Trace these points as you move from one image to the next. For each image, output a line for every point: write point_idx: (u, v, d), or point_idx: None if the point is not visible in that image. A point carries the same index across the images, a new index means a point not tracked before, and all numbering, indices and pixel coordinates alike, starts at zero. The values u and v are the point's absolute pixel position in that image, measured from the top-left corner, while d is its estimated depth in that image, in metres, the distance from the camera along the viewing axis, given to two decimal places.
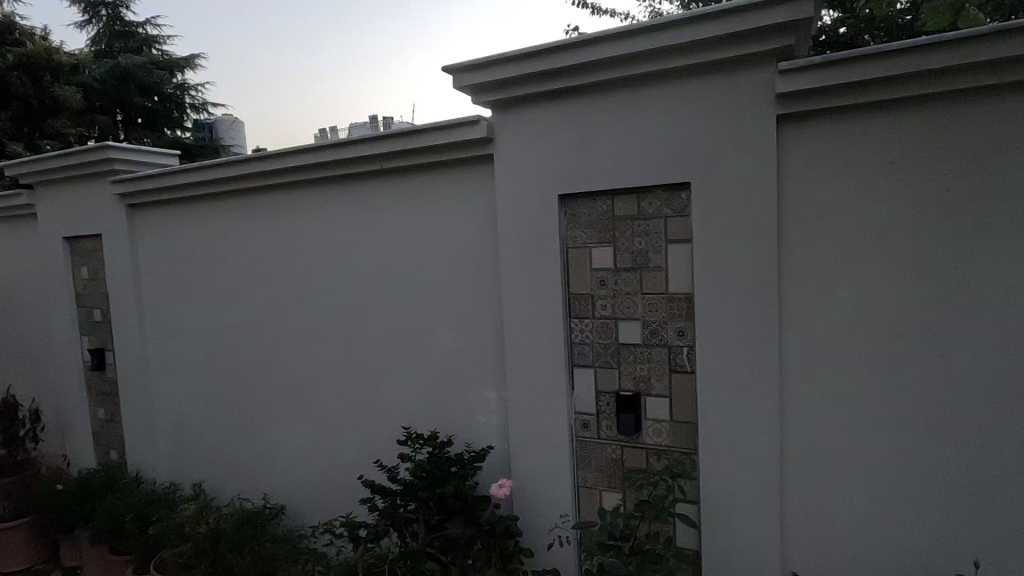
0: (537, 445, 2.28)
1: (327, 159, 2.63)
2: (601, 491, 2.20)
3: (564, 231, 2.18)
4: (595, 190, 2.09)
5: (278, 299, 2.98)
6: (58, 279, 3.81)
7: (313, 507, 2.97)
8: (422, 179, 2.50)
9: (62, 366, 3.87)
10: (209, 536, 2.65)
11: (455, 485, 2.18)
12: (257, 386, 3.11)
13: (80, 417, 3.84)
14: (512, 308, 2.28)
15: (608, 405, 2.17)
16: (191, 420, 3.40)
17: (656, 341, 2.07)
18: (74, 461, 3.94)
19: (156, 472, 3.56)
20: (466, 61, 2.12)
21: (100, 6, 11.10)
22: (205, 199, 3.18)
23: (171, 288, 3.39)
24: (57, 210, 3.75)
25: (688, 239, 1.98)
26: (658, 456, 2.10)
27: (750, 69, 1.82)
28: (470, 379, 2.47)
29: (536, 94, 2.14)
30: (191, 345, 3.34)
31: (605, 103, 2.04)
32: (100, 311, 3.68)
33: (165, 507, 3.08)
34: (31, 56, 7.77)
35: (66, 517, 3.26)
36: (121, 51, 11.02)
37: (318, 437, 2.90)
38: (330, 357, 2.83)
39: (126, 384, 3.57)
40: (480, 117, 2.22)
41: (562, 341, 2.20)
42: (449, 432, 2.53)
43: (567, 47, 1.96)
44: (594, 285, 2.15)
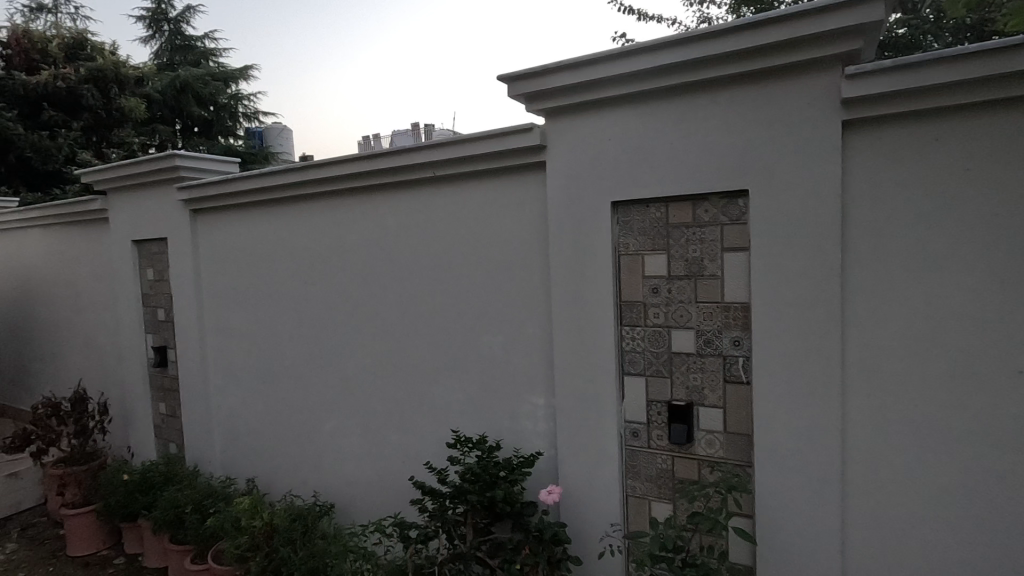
0: (586, 453, 2.27)
1: (381, 166, 2.70)
2: (650, 501, 2.17)
3: (617, 238, 2.18)
4: (649, 197, 2.08)
5: (331, 301, 3.07)
6: (126, 280, 4.03)
7: (361, 506, 3.04)
8: (474, 186, 2.54)
9: (128, 363, 4.09)
10: (264, 530, 2.75)
11: (504, 490, 2.19)
12: (308, 386, 3.21)
13: (142, 411, 4.04)
14: (563, 314, 2.28)
15: (658, 414, 2.14)
16: (245, 417, 3.53)
17: (710, 351, 2.03)
18: (136, 453, 4.15)
19: (211, 465, 3.71)
20: (521, 70, 2.15)
21: (163, 21, 11.75)
22: (263, 205, 3.31)
23: (229, 290, 3.53)
24: (126, 214, 3.97)
25: (745, 247, 1.95)
26: (711, 468, 2.05)
27: (815, 75, 1.78)
28: (518, 384, 2.48)
29: (590, 102, 2.15)
30: (246, 345, 3.48)
31: (662, 109, 2.03)
32: (163, 311, 3.87)
33: (221, 501, 3.21)
34: (100, 70, 8.30)
35: (129, 506, 3.43)
36: (181, 63, 11.62)
37: (367, 437, 2.97)
38: (380, 359, 2.90)
39: (186, 381, 3.74)
40: (533, 125, 2.26)
41: (613, 349, 2.19)
42: (497, 436, 2.55)
43: (623, 55, 1.96)
44: (647, 293, 2.14)
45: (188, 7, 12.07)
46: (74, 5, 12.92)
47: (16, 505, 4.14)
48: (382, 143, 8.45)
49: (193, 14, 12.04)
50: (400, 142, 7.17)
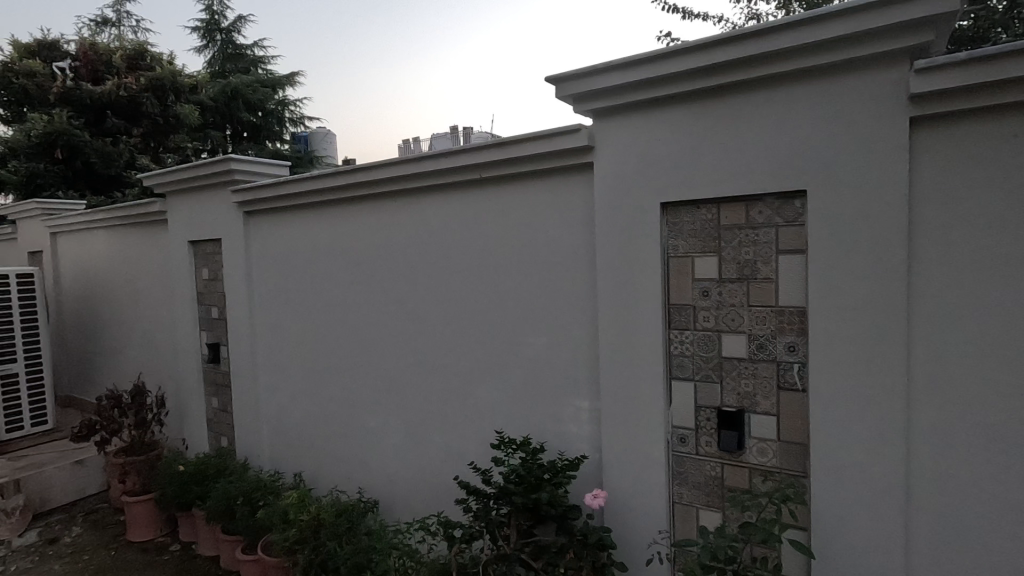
0: (632, 458, 2.24)
1: (427, 169, 2.74)
2: (698, 509, 2.12)
3: (666, 239, 2.14)
4: (700, 198, 2.03)
5: (377, 300, 3.13)
6: (183, 278, 4.21)
7: (404, 504, 3.08)
8: (519, 188, 2.55)
9: (184, 358, 4.27)
10: (311, 523, 2.81)
11: (550, 493, 2.18)
12: (353, 385, 3.28)
13: (196, 405, 4.21)
14: (609, 316, 2.26)
15: (707, 420, 2.09)
16: (293, 413, 3.63)
17: (763, 356, 1.97)
18: (191, 445, 4.33)
19: (260, 459, 3.82)
20: (570, 70, 2.15)
21: (215, 31, 12.25)
22: (313, 208, 3.41)
23: (279, 289, 3.64)
24: (184, 216, 4.15)
25: (802, 249, 1.88)
26: (763, 477, 1.99)
27: (880, 69, 1.71)
28: (562, 386, 2.47)
29: (639, 102, 2.12)
30: (294, 344, 3.58)
31: (714, 108, 1.98)
32: (217, 309, 4.03)
33: (270, 493, 3.31)
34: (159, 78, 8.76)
35: (185, 495, 3.57)
36: (232, 71, 12.08)
37: (411, 435, 3.02)
38: (424, 358, 2.94)
39: (237, 377, 3.88)
40: (581, 126, 2.25)
41: (660, 353, 2.15)
42: (541, 439, 2.54)
43: (675, 53, 1.93)
44: (696, 296, 2.09)
45: (239, 17, 12.57)
46: (135, 18, 13.65)
47: (81, 490, 4.38)
48: (422, 146, 8.56)
49: (244, 24, 12.53)
50: (439, 145, 7.25)
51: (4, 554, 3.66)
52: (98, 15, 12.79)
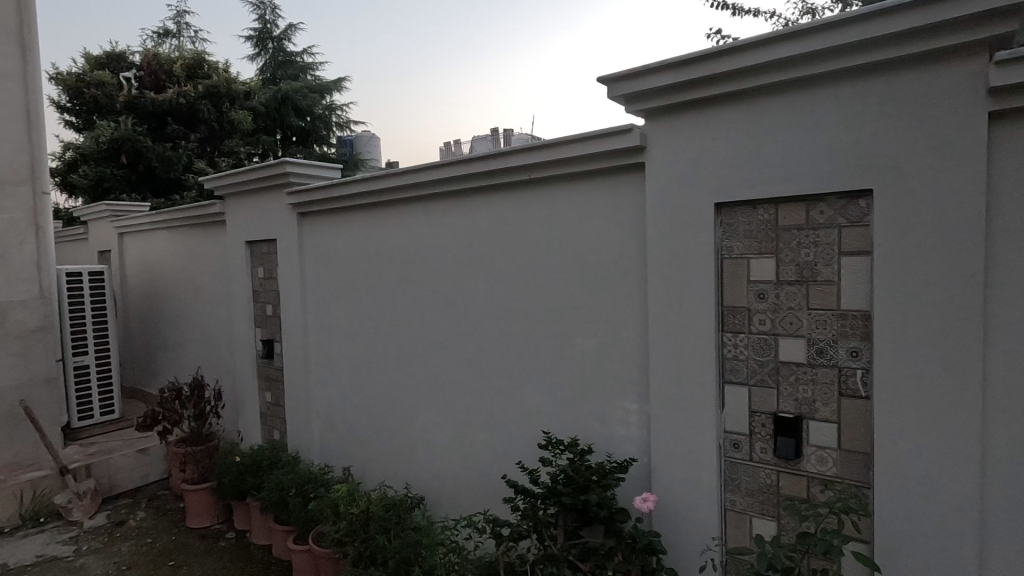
0: (683, 463, 2.20)
1: (477, 170, 2.78)
2: (751, 517, 2.07)
3: (720, 241, 2.10)
4: (757, 198, 1.99)
5: (425, 299, 3.19)
6: (240, 277, 4.39)
7: (450, 501, 3.12)
8: (568, 188, 2.55)
9: (240, 353, 4.45)
10: (361, 516, 2.87)
11: (599, 494, 2.16)
12: (402, 382, 3.35)
13: (251, 398, 4.39)
14: (659, 317, 2.23)
15: (762, 426, 2.04)
16: (342, 408, 3.74)
17: (823, 362, 1.91)
18: (245, 437, 4.50)
19: (311, 453, 3.94)
20: (622, 70, 2.14)
21: (267, 40, 12.73)
22: (364, 209, 3.50)
23: (331, 287, 3.75)
24: (241, 217, 4.32)
25: (866, 251, 1.82)
26: (822, 486, 1.93)
27: (953, 63, 1.63)
28: (611, 388, 2.46)
29: (694, 101, 2.09)
30: (344, 342, 3.69)
31: (772, 106, 1.94)
32: (271, 306, 4.18)
33: (321, 486, 3.41)
34: (215, 86, 9.30)
35: (240, 485, 3.72)
36: (282, 77, 12.53)
37: (458, 433, 3.05)
38: (472, 356, 2.97)
39: (289, 372, 4.01)
40: (632, 126, 2.23)
41: (713, 357, 2.10)
42: (589, 441, 2.53)
43: (733, 50, 1.90)
44: (752, 299, 2.04)
45: (290, 25, 13.03)
46: (193, 29, 14.36)
47: (144, 477, 4.62)
48: (464, 148, 8.67)
49: (294, 32, 12.99)
50: (481, 147, 7.32)
51: (76, 534, 3.90)
52: (160, 27, 13.50)
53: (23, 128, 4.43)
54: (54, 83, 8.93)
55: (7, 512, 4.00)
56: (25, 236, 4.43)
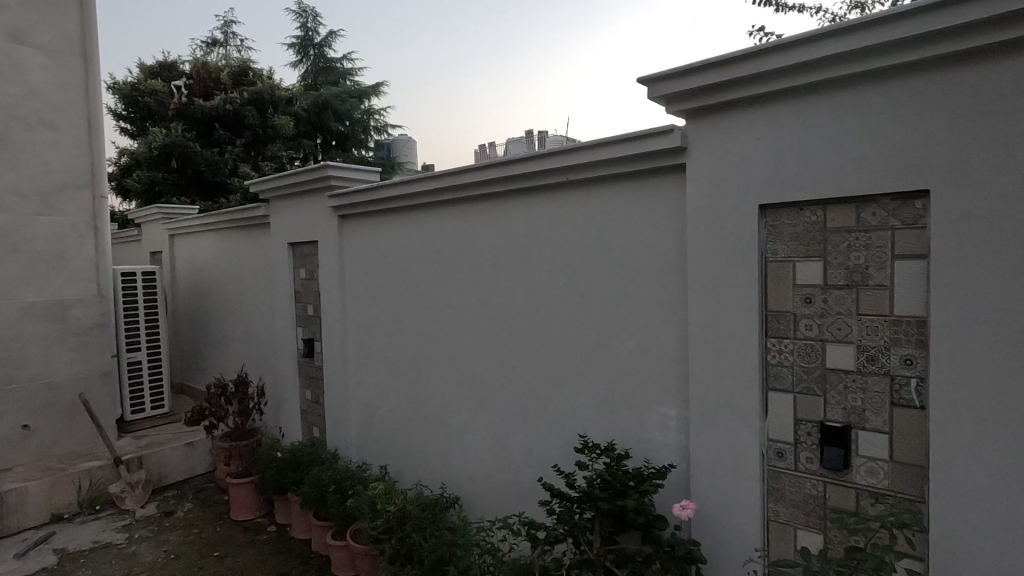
0: (724, 471, 2.14)
1: (514, 173, 2.79)
2: (795, 529, 2.00)
3: (764, 243, 2.04)
4: (803, 200, 1.93)
5: (462, 301, 3.22)
6: (282, 278, 4.51)
7: (485, 502, 3.13)
8: (606, 191, 2.53)
9: (282, 352, 4.58)
10: (397, 515, 2.91)
11: (636, 500, 2.13)
12: (438, 383, 3.39)
13: (292, 396, 4.51)
14: (700, 322, 2.19)
15: (808, 435, 1.97)
16: (380, 408, 3.80)
17: (874, 369, 1.84)
18: (286, 433, 4.63)
19: (349, 450, 4.02)
20: (663, 70, 2.11)
21: (309, 47, 13.09)
22: (402, 212, 3.55)
23: (370, 289, 3.82)
24: (284, 219, 4.45)
25: (921, 254, 1.74)
26: (873, 500, 1.85)
27: (1018, 56, 1.54)
28: (649, 393, 2.42)
29: (737, 100, 2.04)
30: (382, 342, 3.75)
31: (821, 104, 1.88)
32: (312, 307, 4.29)
33: (359, 483, 3.48)
34: (260, 93, 9.63)
35: (281, 480, 3.82)
36: (323, 83, 12.86)
37: (493, 434, 3.07)
38: (508, 358, 2.98)
39: (329, 371, 4.11)
40: (673, 126, 2.19)
41: (756, 363, 2.05)
42: (626, 445, 2.50)
43: (778, 48, 1.85)
44: (798, 303, 1.98)
45: (331, 33, 13.36)
46: (240, 38, 14.91)
47: (191, 470, 4.80)
48: (499, 151, 8.70)
49: (334, 39, 13.31)
50: (516, 149, 7.33)
51: (128, 522, 4.08)
52: (208, 37, 14.07)
53: (84, 135, 4.67)
54: (111, 92, 9.39)
55: (66, 499, 4.16)
56: (84, 237, 4.67)
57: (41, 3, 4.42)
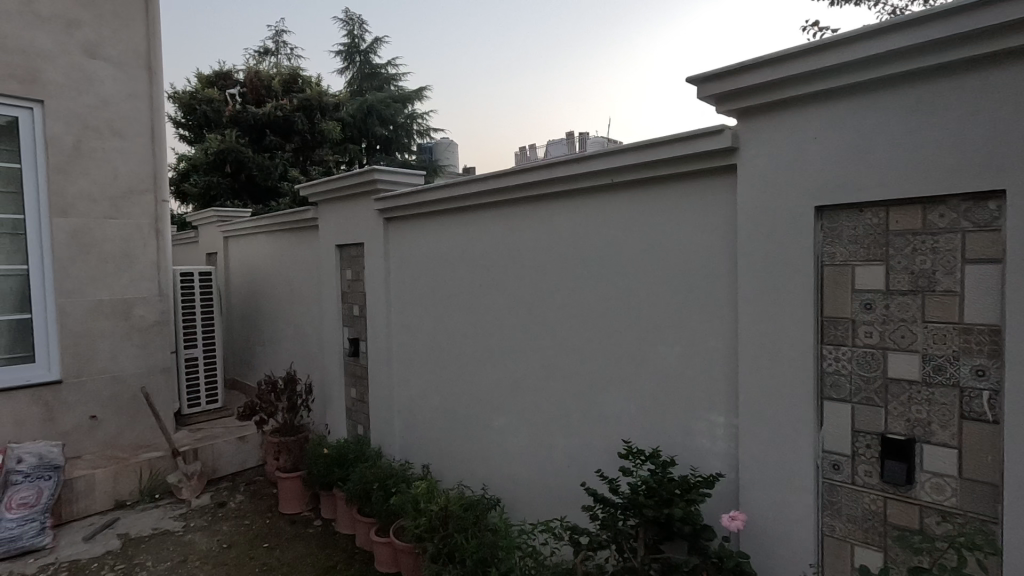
0: (775, 482, 2.07)
1: (559, 175, 2.79)
2: (853, 545, 1.91)
3: (821, 246, 1.96)
4: (865, 201, 1.84)
5: (505, 303, 3.23)
6: (330, 279, 4.64)
7: (526, 505, 3.13)
8: (653, 193, 2.49)
9: (329, 350, 4.71)
10: (440, 514, 2.94)
11: (683, 509, 2.08)
12: (480, 384, 3.41)
13: (338, 394, 4.63)
14: (751, 327, 2.12)
15: (868, 447, 1.88)
16: (422, 408, 3.85)
17: (941, 380, 1.74)
18: (332, 430, 4.75)
19: (392, 449, 4.10)
20: (714, 69, 2.06)
21: (355, 53, 13.43)
22: (446, 214, 3.60)
23: (414, 291, 3.88)
24: (332, 222, 4.57)
25: (995, 259, 1.63)
26: (939, 518, 1.75)
27: None
28: (696, 399, 2.36)
29: (792, 99, 1.98)
30: (425, 343, 3.80)
31: (884, 100, 1.78)
32: (358, 307, 4.39)
33: (401, 481, 3.53)
34: (309, 99, 10.03)
35: (327, 476, 3.92)
36: (368, 89, 13.18)
37: (535, 437, 3.06)
38: (550, 361, 2.98)
39: (373, 371, 4.19)
40: (724, 126, 2.14)
41: (812, 371, 1.97)
42: (671, 453, 2.45)
43: (838, 44, 1.78)
44: (857, 310, 1.90)
45: (376, 39, 13.68)
46: (290, 47, 15.46)
47: (243, 462, 5.00)
48: (539, 153, 8.69)
49: (379, 45, 13.62)
50: (558, 151, 7.29)
51: (185, 511, 4.27)
52: (261, 47, 14.65)
53: (148, 142, 4.93)
54: (171, 101, 9.88)
55: (129, 487, 4.39)
56: (148, 239, 4.92)
57: (112, 18, 4.69)
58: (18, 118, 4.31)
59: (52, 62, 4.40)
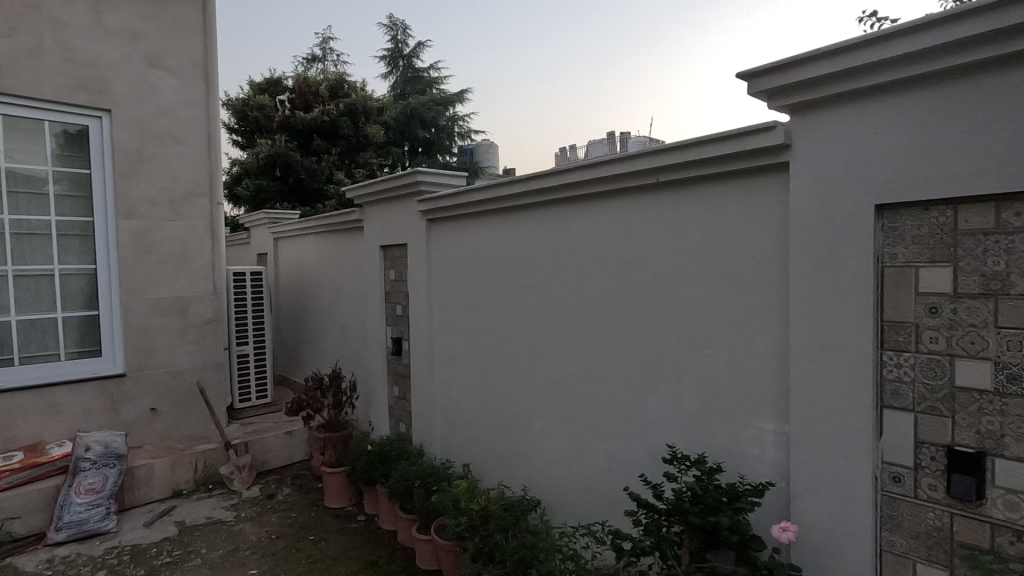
0: (830, 493, 1.98)
1: (603, 175, 2.76)
2: (915, 563, 1.81)
3: (881, 247, 1.87)
4: (929, 198, 1.74)
5: (547, 304, 3.22)
6: (374, 279, 4.74)
7: (567, 508, 3.10)
8: (700, 192, 2.43)
9: (372, 349, 4.80)
10: (481, 514, 2.94)
11: (730, 518, 2.02)
12: (521, 385, 3.41)
13: (381, 392, 4.72)
14: (804, 331, 2.04)
15: (932, 459, 1.78)
16: (463, 408, 3.88)
17: (1015, 390, 1.62)
18: (375, 427, 4.84)
19: (433, 447, 4.14)
20: (766, 64, 1.99)
21: (399, 58, 13.71)
22: (488, 215, 3.62)
23: (456, 291, 3.92)
24: (376, 223, 4.67)
25: None
26: (1014, 538, 1.62)
27: None
28: (744, 405, 2.29)
29: (849, 93, 1.89)
30: (467, 343, 3.83)
31: (952, 91, 1.68)
32: (401, 307, 4.47)
33: (443, 480, 3.57)
34: (354, 104, 10.28)
35: (370, 472, 3.99)
36: (411, 92, 13.46)
37: (576, 439, 3.04)
38: (592, 363, 2.95)
39: (416, 370, 4.25)
40: (776, 123, 2.06)
41: (871, 378, 1.87)
42: (718, 459, 2.39)
43: (901, 34, 1.69)
44: (921, 314, 1.80)
45: (419, 44, 13.92)
46: (335, 53, 15.91)
47: (290, 457, 5.16)
48: (579, 153, 8.63)
49: (422, 50, 13.86)
50: (598, 151, 7.23)
51: (237, 501, 4.44)
52: (309, 54, 15.14)
53: (205, 147, 5.16)
54: (226, 108, 10.33)
55: (184, 476, 4.59)
56: (203, 240, 5.15)
57: (172, 30, 4.94)
58: (88, 127, 4.59)
59: (118, 73, 4.65)
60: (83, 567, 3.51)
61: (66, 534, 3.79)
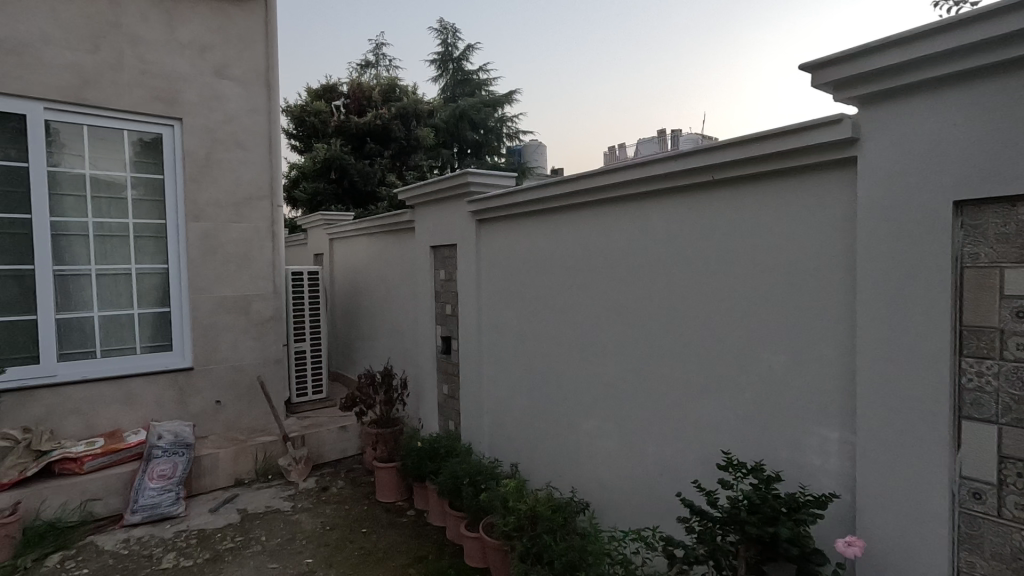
0: (901, 507, 1.86)
1: (656, 173, 2.70)
2: None
3: (960, 246, 1.74)
4: (1016, 194, 1.61)
5: (597, 304, 3.18)
6: (424, 279, 4.82)
7: (616, 511, 3.06)
8: (759, 190, 2.34)
9: (423, 348, 4.89)
10: (529, 514, 2.94)
11: (790, 529, 1.92)
12: (571, 385, 3.39)
13: (430, 390, 4.79)
14: (872, 335, 1.93)
15: (1018, 475, 1.65)
16: (511, 407, 3.90)
17: None
18: (425, 424, 4.92)
19: (482, 446, 4.18)
20: (832, 54, 1.90)
21: (448, 61, 13.92)
22: (537, 215, 3.61)
23: (505, 292, 3.94)
24: (427, 224, 4.75)
25: None
26: None
27: None
28: (806, 411, 2.19)
29: (925, 82, 1.77)
30: (515, 342, 3.84)
31: None
32: (450, 306, 4.53)
33: (491, 478, 3.59)
34: (405, 107, 10.50)
35: (420, 468, 4.07)
36: (460, 95, 13.65)
37: (626, 442, 2.99)
38: (644, 365, 2.89)
39: (465, 369, 4.30)
40: (842, 116, 1.96)
41: (948, 386, 1.75)
42: (777, 468, 2.29)
43: (983, 18, 1.57)
44: (1006, 318, 1.66)
45: (468, 47, 14.09)
46: (388, 58, 16.30)
47: (344, 451, 5.32)
48: (628, 152, 8.51)
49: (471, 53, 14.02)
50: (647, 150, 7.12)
51: (294, 492, 4.62)
52: (362, 60, 15.59)
53: (266, 152, 5.40)
54: (286, 114, 10.77)
55: (246, 466, 4.82)
56: (264, 241, 5.39)
57: (238, 41, 5.19)
58: (161, 134, 4.88)
59: (189, 83, 4.93)
60: (155, 548, 3.74)
61: (140, 516, 4.04)
